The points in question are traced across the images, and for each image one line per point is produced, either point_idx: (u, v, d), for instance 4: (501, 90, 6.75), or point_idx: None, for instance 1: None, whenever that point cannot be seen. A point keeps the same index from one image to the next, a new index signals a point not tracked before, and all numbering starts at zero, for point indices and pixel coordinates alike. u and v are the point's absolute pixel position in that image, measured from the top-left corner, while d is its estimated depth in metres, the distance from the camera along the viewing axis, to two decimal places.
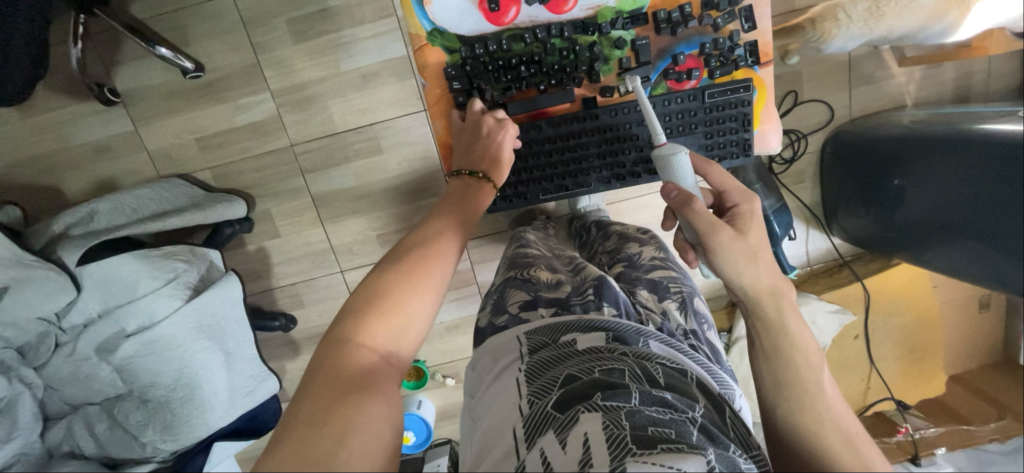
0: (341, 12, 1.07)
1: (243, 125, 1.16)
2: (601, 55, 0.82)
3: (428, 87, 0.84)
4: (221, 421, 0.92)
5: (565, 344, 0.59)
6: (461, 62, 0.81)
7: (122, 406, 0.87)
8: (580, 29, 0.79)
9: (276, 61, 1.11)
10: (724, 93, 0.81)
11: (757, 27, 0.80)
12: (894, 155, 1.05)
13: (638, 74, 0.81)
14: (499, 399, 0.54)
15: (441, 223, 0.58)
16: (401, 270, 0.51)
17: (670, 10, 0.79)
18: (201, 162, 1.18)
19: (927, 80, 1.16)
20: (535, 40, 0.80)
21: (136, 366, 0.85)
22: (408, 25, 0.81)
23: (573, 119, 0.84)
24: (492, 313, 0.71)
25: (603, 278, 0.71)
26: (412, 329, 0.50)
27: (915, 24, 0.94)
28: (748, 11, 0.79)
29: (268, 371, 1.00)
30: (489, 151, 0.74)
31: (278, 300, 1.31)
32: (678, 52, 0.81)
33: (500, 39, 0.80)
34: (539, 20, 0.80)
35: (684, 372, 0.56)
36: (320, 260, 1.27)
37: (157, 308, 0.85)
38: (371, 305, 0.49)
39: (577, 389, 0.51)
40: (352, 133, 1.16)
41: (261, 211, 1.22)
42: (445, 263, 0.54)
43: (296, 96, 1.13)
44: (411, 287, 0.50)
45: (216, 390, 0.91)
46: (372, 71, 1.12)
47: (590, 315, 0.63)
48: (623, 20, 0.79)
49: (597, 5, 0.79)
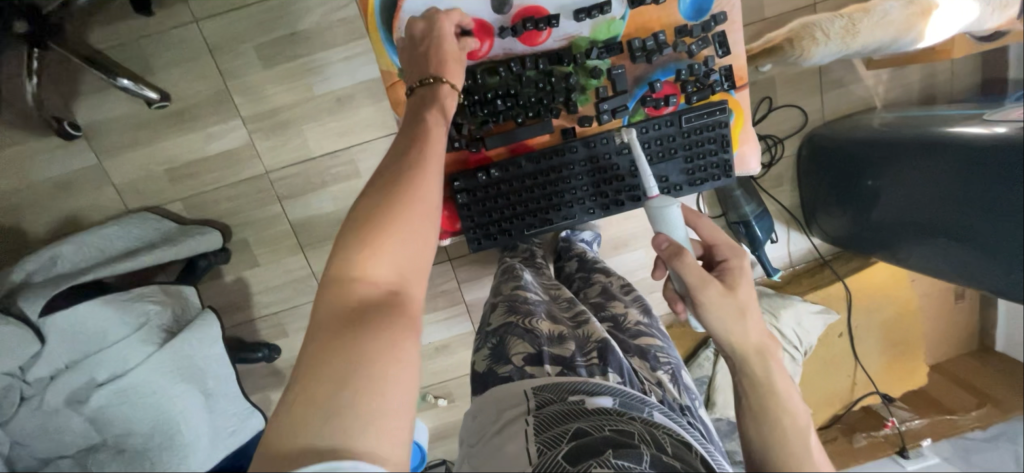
0: (311, 36, 1.05)
1: (214, 154, 1.12)
2: (576, 83, 0.80)
3: None
4: (206, 465, 0.88)
5: (573, 403, 0.58)
6: None
7: (97, 458, 0.82)
8: (555, 60, 0.78)
9: (246, 87, 1.07)
10: (700, 116, 0.81)
11: (730, 51, 0.81)
12: (867, 156, 1.07)
13: (614, 105, 0.81)
14: (502, 450, 0.53)
15: (421, 148, 0.56)
16: (387, 199, 0.50)
17: (645, 38, 0.78)
18: (171, 194, 1.14)
19: (895, 82, 1.19)
20: (511, 73, 0.78)
21: (112, 416, 0.82)
22: (381, 63, 0.78)
23: (555, 155, 0.83)
24: (492, 361, 0.70)
25: (606, 341, 0.71)
26: (407, 258, 0.50)
27: (888, 39, 0.95)
28: (721, 37, 0.80)
29: (253, 407, 0.97)
30: (432, 55, 0.68)
31: (260, 330, 1.27)
32: (653, 80, 0.81)
33: (475, 73, 0.78)
34: (513, 52, 0.79)
35: (688, 445, 0.55)
36: (302, 287, 1.24)
37: (137, 352, 0.83)
38: (360, 239, 0.48)
39: (588, 443, 0.50)
40: (328, 158, 1.14)
41: (238, 241, 1.19)
42: (432, 192, 0.53)
43: (269, 122, 1.10)
44: (406, 213, 0.50)
45: (199, 433, 0.87)
46: (347, 94, 1.09)
47: (595, 380, 0.62)
48: (598, 50, 0.78)
49: (571, 35, 0.79)
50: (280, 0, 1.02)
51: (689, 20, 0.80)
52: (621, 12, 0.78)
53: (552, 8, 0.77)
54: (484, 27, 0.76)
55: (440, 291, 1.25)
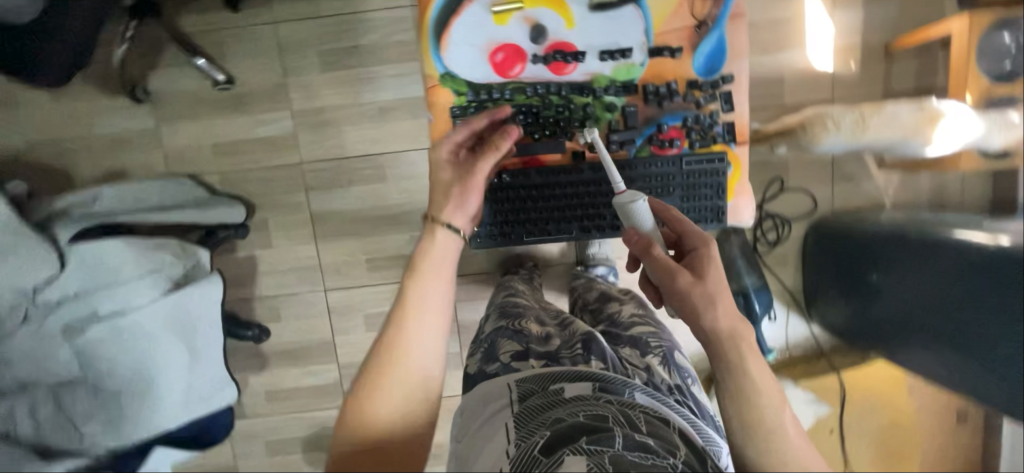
0: (370, 51, 1.17)
1: (258, 137, 1.22)
2: (592, 112, 0.88)
3: (435, 125, 0.88)
4: (170, 424, 0.90)
5: (553, 393, 0.60)
6: (468, 105, 0.87)
7: (72, 393, 0.86)
8: (577, 90, 0.87)
9: (302, 84, 1.19)
10: (701, 162, 0.87)
11: (735, 108, 0.88)
12: (871, 251, 1.10)
13: (624, 137, 0.87)
14: (488, 445, 0.56)
15: (417, 298, 0.65)
16: (387, 346, 0.63)
17: (658, 84, 0.87)
18: (211, 166, 1.23)
19: (905, 186, 1.22)
20: (535, 94, 0.87)
21: (98, 352, 0.84)
22: (424, 67, 0.86)
23: (562, 171, 0.89)
24: (481, 362, 0.73)
25: (592, 334, 0.74)
26: (401, 398, 0.62)
27: (897, 137, 1.05)
28: (727, 94, 0.87)
29: (230, 379, 0.98)
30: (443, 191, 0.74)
31: (255, 311, 1.30)
32: (662, 122, 0.88)
33: (504, 89, 0.86)
34: (540, 78, 0.87)
35: (667, 422, 0.57)
36: (306, 276, 1.28)
37: (144, 292, 0.87)
38: (369, 381, 0.62)
39: (564, 431, 0.52)
40: (360, 160, 1.22)
41: (258, 220, 1.25)
42: (420, 339, 0.63)
43: (314, 119, 1.20)
44: (425, 321, 0.64)
45: (173, 390, 0.90)
46: (389, 106, 1.20)
47: (579, 367, 0.65)
48: (615, 88, 0.87)
49: (593, 72, 0.87)
50: (351, 17, 1.15)
51: (702, 76, 0.87)
52: (642, 59, 0.86)
53: (580, 46, 0.86)
54: (518, 53, 0.85)
55: None
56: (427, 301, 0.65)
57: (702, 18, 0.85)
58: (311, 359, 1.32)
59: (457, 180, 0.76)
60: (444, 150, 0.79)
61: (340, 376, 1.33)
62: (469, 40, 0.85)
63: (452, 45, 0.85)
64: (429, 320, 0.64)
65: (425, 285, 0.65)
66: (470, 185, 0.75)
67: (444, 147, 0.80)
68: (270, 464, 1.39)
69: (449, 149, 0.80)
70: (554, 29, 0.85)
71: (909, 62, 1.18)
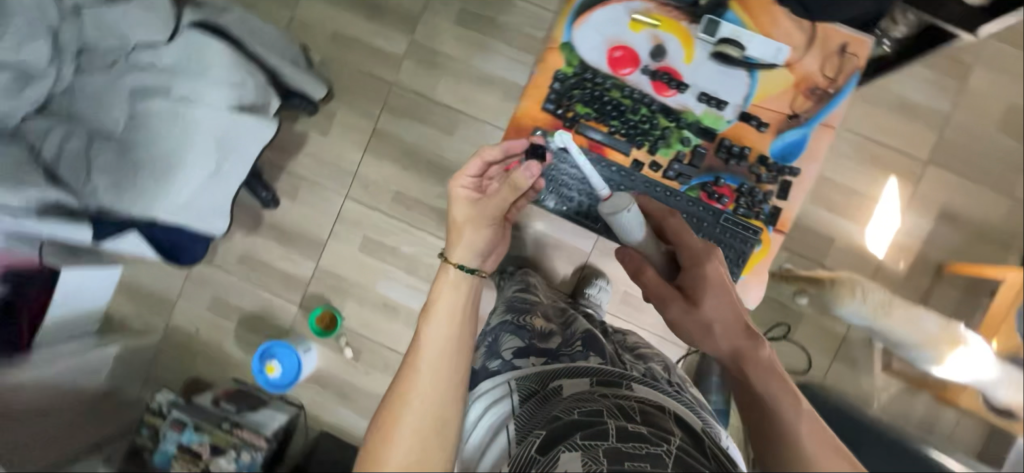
0: (502, 29, 1.28)
1: (371, 45, 1.32)
2: (666, 137, 0.85)
3: (535, 79, 0.85)
4: (160, 216, 0.93)
5: (552, 388, 0.67)
6: (572, 76, 0.85)
7: (103, 143, 0.91)
8: (666, 111, 0.85)
9: (433, 24, 1.30)
10: (737, 225, 0.82)
11: (788, 200, 0.84)
12: (852, 441, 1.01)
13: (683, 172, 0.84)
14: (491, 445, 0.61)
15: (431, 333, 0.62)
16: (394, 392, 0.58)
17: (734, 144, 0.84)
18: (319, 45, 1.32)
19: (899, 400, 1.20)
20: (630, 95, 0.85)
21: (147, 122, 0.91)
22: (553, 29, 0.85)
23: (617, 171, 0.84)
24: (485, 357, 0.78)
25: (590, 334, 0.81)
26: (408, 453, 0.53)
27: (913, 339, 1.01)
28: (788, 184, 0.83)
29: (227, 213, 1.03)
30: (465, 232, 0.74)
31: (277, 180, 1.35)
32: (720, 176, 0.85)
33: (607, 79, 0.85)
34: (641, 87, 0.86)
35: (662, 409, 0.63)
36: (338, 176, 1.34)
37: (223, 99, 0.91)
38: (378, 436, 0.55)
39: (557, 432, 0.57)
40: (441, 108, 1.31)
41: (329, 109, 1.33)
42: (428, 374, 0.59)
43: (426, 56, 1.30)
44: (444, 346, 0.61)
45: (182, 190, 0.92)
46: (491, 79, 1.29)
47: (578, 363, 0.71)
48: (697, 126, 0.84)
49: (686, 106, 0.85)
50: None
51: (774, 158, 0.84)
52: (731, 117, 0.84)
53: (687, 79, 0.85)
54: (634, 57, 0.85)
55: (432, 262, 1.33)
56: (432, 336, 0.62)
57: (799, 111, 0.83)
58: (298, 247, 1.35)
59: (472, 219, 0.75)
60: (458, 191, 0.77)
61: (313, 276, 1.36)
62: (600, 24, 0.85)
63: (586, 23, 0.85)
64: (437, 350, 0.61)
65: (432, 325, 0.63)
66: (486, 226, 0.75)
67: (456, 184, 0.77)
68: (204, 318, 1.39)
69: (460, 188, 0.78)
70: (673, 55, 0.85)
71: (951, 286, 1.21)
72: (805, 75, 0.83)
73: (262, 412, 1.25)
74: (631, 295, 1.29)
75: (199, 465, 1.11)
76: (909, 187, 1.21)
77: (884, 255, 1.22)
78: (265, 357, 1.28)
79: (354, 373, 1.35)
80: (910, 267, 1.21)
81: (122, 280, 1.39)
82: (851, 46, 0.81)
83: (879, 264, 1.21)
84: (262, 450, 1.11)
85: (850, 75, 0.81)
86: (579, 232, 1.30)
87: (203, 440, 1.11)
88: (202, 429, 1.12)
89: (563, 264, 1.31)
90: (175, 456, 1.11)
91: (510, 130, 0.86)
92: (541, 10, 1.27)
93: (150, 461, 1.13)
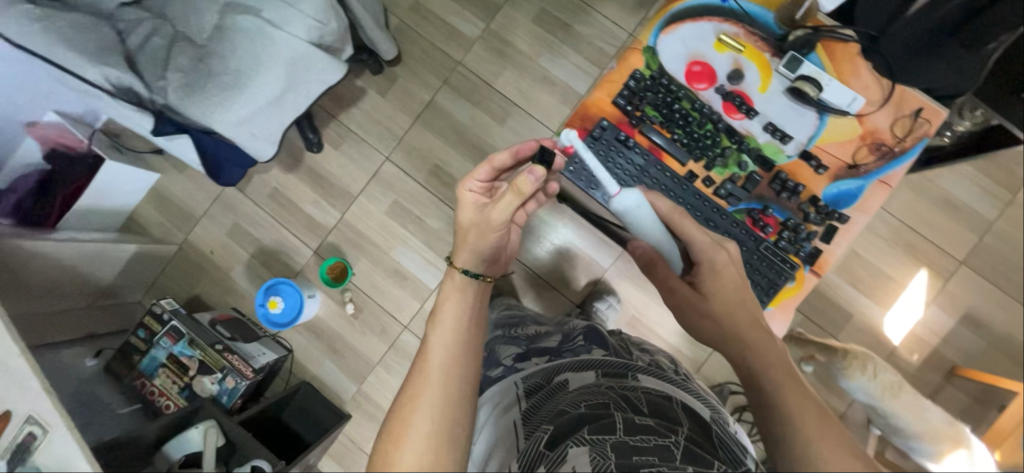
0: (574, 38, 1.33)
1: (448, 23, 1.36)
2: (723, 157, 0.81)
3: (610, 75, 0.82)
4: (218, 128, 0.95)
5: (558, 383, 0.74)
6: (648, 78, 0.81)
7: (182, 45, 0.95)
8: (729, 132, 0.81)
9: (511, 17, 1.34)
10: (776, 256, 0.78)
11: (831, 245, 0.80)
12: None
13: (734, 193, 0.80)
14: (502, 436, 0.68)
15: (438, 339, 0.65)
16: (403, 398, 0.61)
17: (789, 179, 0.80)
18: (398, 11, 1.37)
19: None
20: (699, 108, 0.81)
21: (232, 36, 0.95)
22: (639, 31, 0.82)
23: (672, 179, 0.80)
24: (487, 367, 0.88)
25: (589, 332, 0.93)
26: (420, 450, 0.57)
27: (913, 427, 0.97)
28: (833, 229, 0.79)
29: (278, 140, 1.03)
30: (470, 239, 0.73)
31: (326, 126, 1.38)
32: (769, 206, 0.80)
33: (681, 90, 0.82)
34: (711, 104, 0.82)
35: (668, 399, 0.70)
36: (384, 137, 1.37)
37: (302, 30, 0.94)
38: (389, 439, 0.58)
39: (562, 429, 0.61)
40: (499, 97, 1.34)
41: (392, 73, 1.37)
42: (438, 375, 0.61)
43: (496, 45, 1.35)
44: (456, 352, 0.64)
45: (245, 107, 0.95)
46: (553, 82, 1.33)
47: (582, 360, 0.80)
48: (756, 153, 0.80)
49: (749, 132, 0.81)
50: (585, 7, 1.33)
51: (824, 202, 0.80)
52: (791, 152, 0.81)
53: (758, 108, 0.81)
54: (711, 75, 0.82)
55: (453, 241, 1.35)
56: (441, 340, 0.65)
57: (860, 163, 0.80)
58: (328, 195, 1.38)
59: (476, 225, 0.73)
60: (466, 194, 0.76)
61: (335, 226, 1.37)
62: (686, 35, 0.82)
63: (673, 34, 0.81)
64: (445, 352, 0.64)
65: (438, 331, 0.66)
66: (492, 234, 0.73)
67: (465, 187, 0.76)
68: (221, 242, 1.40)
69: (469, 191, 0.76)
70: (748, 82, 0.81)
71: (959, 390, 1.18)
72: (871, 130, 0.80)
73: (252, 343, 1.24)
74: (638, 321, 1.29)
75: (182, 380, 1.11)
76: (938, 282, 1.20)
77: (899, 342, 1.20)
78: (269, 291, 1.28)
79: (350, 330, 1.36)
80: (923, 361, 1.20)
81: (154, 188, 1.42)
82: (922, 112, 0.79)
83: (892, 351, 1.20)
84: (247, 380, 1.11)
85: (915, 141, 0.79)
86: (602, 246, 1.31)
87: (194, 355, 1.11)
88: (195, 345, 1.12)
89: (577, 274, 1.31)
90: (163, 364, 1.12)
91: (575, 116, 0.82)
92: (616, 29, 1.32)
93: (136, 365, 1.13)
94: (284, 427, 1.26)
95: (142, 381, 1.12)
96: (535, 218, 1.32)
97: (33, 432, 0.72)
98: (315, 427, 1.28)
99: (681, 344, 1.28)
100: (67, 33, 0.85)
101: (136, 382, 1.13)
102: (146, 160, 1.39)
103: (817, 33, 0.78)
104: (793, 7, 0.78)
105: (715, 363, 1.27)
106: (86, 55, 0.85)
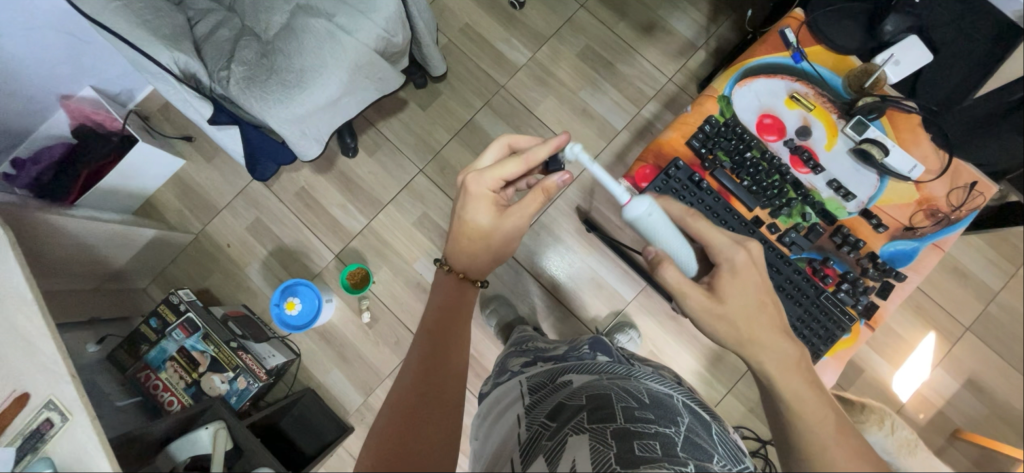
0: (615, 77, 1.38)
1: (494, 48, 1.40)
2: (789, 207, 0.87)
3: (686, 118, 0.89)
4: (271, 121, 0.94)
5: (562, 381, 0.69)
6: (722, 124, 0.88)
7: (250, 43, 0.99)
8: (794, 184, 0.87)
9: (556, 50, 1.40)
10: (836, 305, 0.83)
11: (886, 301, 0.85)
12: None
13: (798, 242, 0.85)
14: (503, 433, 0.63)
15: (425, 338, 0.72)
16: (397, 384, 0.66)
17: (850, 234, 0.86)
18: (447, 32, 1.41)
19: None
20: (769, 158, 0.88)
21: (298, 37, 0.96)
22: (715, 81, 0.90)
23: (741, 221, 0.86)
24: (496, 378, 0.85)
25: (596, 338, 0.85)
26: (403, 422, 0.59)
27: None
28: (889, 287, 0.84)
29: (324, 140, 1.04)
30: (461, 245, 0.79)
31: (361, 132, 1.38)
32: (829, 258, 0.86)
33: (753, 139, 0.88)
34: (778, 156, 0.89)
35: (671, 398, 0.67)
36: (420, 148, 1.38)
37: (371, 37, 0.95)
38: (382, 416, 0.61)
39: (566, 421, 0.58)
40: (538, 123, 1.37)
41: (436, 89, 1.40)
42: (425, 361, 0.68)
43: (541, 73, 1.39)
44: (436, 346, 0.70)
45: (302, 105, 0.94)
46: (592, 116, 1.37)
47: (586, 361, 0.75)
48: (819, 206, 0.87)
49: (813, 186, 0.88)
50: (629, 49, 1.39)
51: (882, 259, 0.86)
52: (852, 209, 0.87)
53: (824, 164, 0.88)
54: (781, 128, 0.89)
55: None
56: (428, 337, 0.72)
57: (916, 226, 0.86)
58: (357, 200, 1.37)
59: (473, 232, 0.77)
60: (477, 196, 0.75)
61: (360, 232, 1.36)
62: (758, 89, 0.89)
63: (748, 86, 0.89)
64: (431, 344, 0.71)
65: (426, 333, 0.73)
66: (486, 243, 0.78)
67: (473, 188, 0.75)
68: (239, 235, 1.36)
69: (481, 193, 0.75)
70: (815, 139, 0.88)
71: (963, 454, 1.21)
72: (928, 197, 0.86)
73: (263, 344, 1.18)
74: (655, 356, 1.29)
75: (190, 376, 1.08)
76: (944, 345, 1.25)
77: (907, 400, 1.23)
78: (286, 292, 1.25)
79: (363, 339, 1.32)
80: (928, 421, 1.23)
81: (177, 173, 1.37)
82: (976, 186, 0.86)
83: (899, 407, 1.23)
84: (260, 382, 1.08)
85: (969, 211, 0.85)
86: (625, 279, 1.32)
87: (206, 350, 1.08)
88: (208, 340, 1.08)
89: (599, 304, 1.32)
90: (171, 357, 1.08)
91: (650, 154, 0.88)
92: (657, 72, 1.38)
93: (141, 355, 1.09)
94: (283, 436, 1.21)
95: (147, 373, 1.08)
96: (562, 246, 1.33)
97: (51, 419, 0.67)
98: (315, 439, 1.24)
99: (695, 383, 1.28)
100: (144, 16, 0.87)
101: (140, 374, 1.08)
102: (174, 146, 1.36)
103: (884, 101, 0.84)
104: (862, 76, 0.86)
105: (728, 406, 1.28)
106: (160, 37, 0.86)
